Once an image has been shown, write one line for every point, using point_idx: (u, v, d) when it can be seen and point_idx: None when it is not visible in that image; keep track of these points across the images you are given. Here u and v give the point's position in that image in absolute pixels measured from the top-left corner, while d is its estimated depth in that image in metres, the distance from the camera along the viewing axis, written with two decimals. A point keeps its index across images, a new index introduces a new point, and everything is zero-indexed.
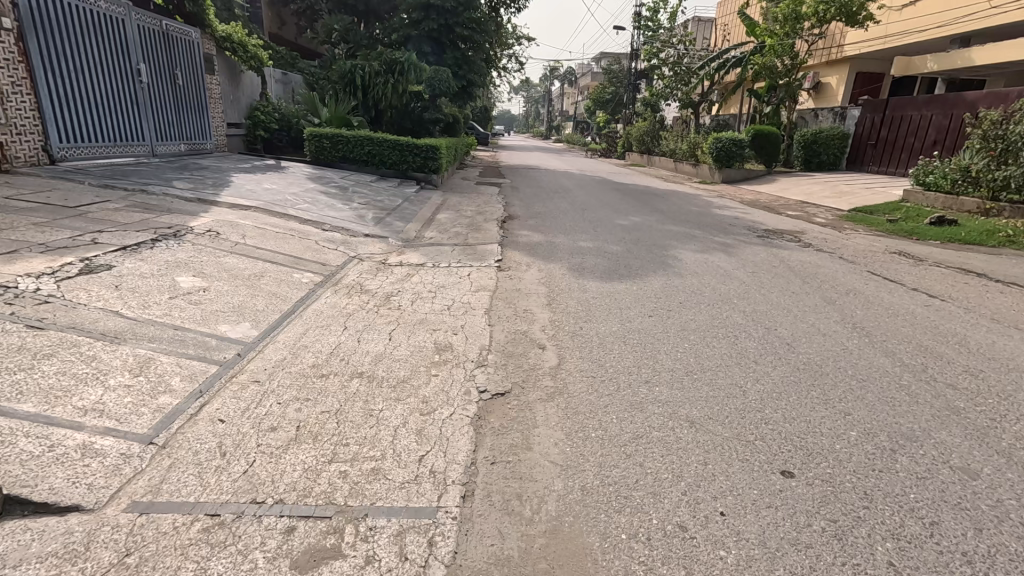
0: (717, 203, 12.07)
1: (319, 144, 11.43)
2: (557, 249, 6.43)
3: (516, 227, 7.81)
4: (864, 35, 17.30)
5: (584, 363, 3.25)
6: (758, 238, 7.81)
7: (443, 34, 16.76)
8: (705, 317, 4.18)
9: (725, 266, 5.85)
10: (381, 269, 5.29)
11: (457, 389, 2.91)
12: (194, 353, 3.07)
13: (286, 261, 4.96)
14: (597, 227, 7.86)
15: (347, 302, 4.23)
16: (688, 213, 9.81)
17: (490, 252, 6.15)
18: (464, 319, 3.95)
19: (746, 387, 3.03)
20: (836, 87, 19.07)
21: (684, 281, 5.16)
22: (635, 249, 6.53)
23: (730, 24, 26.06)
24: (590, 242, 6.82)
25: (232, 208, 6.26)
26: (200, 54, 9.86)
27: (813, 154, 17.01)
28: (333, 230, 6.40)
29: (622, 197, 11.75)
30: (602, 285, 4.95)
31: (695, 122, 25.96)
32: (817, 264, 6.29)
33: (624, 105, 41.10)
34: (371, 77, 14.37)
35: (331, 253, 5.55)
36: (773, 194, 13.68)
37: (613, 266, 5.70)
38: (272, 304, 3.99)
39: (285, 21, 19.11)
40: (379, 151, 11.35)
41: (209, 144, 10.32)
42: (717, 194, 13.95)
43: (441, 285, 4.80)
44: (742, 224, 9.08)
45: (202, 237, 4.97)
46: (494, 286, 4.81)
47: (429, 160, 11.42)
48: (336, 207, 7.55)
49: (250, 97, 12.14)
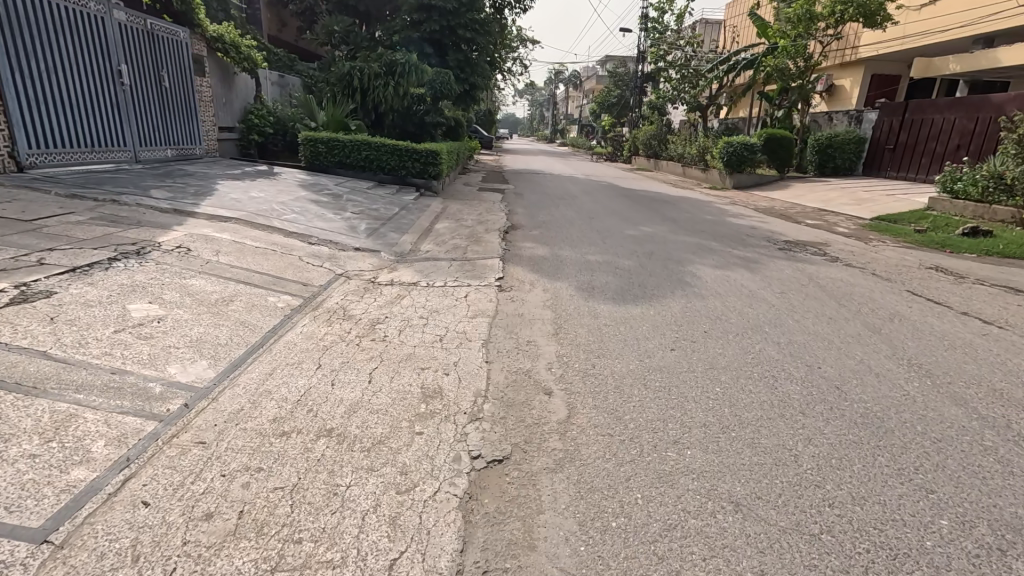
0: (731, 211, 11.52)
1: (315, 149, 10.96)
2: (563, 264, 5.91)
3: (519, 238, 7.28)
4: (881, 36, 16.72)
5: (599, 417, 2.72)
6: (780, 250, 7.26)
7: (446, 36, 16.30)
8: (735, 351, 3.63)
9: (749, 285, 5.30)
10: (370, 289, 4.79)
11: (445, 455, 2.38)
12: (129, 407, 2.54)
13: (263, 281, 4.47)
14: (605, 238, 7.33)
15: (326, 333, 3.72)
16: (702, 223, 9.26)
17: (490, 268, 5.63)
18: (458, 355, 3.42)
19: (798, 450, 2.49)
20: (851, 90, 18.50)
21: (706, 303, 4.62)
22: (648, 264, 5.98)
23: (739, 25, 25.53)
24: (599, 256, 6.29)
25: (211, 219, 5.79)
26: (187, 55, 9.42)
27: (828, 158, 16.38)
28: (320, 243, 5.91)
29: (630, 205, 11.22)
30: (615, 309, 4.42)
31: (703, 125, 25.42)
32: (849, 280, 5.73)
33: (630, 109, 40.61)
34: (371, 80, 13.92)
35: (316, 271, 5.06)
36: (788, 201, 13.11)
37: (625, 284, 5.17)
38: (239, 336, 3.48)
39: (285, 23, 18.73)
40: (377, 156, 10.87)
41: (198, 149, 9.87)
42: (729, 201, 13.40)
43: (434, 309, 4.28)
44: (760, 233, 8.53)
45: (170, 254, 4.48)
46: (493, 311, 4.28)
47: (429, 166, 10.92)
48: (326, 217, 7.07)
49: (244, 100, 11.70)
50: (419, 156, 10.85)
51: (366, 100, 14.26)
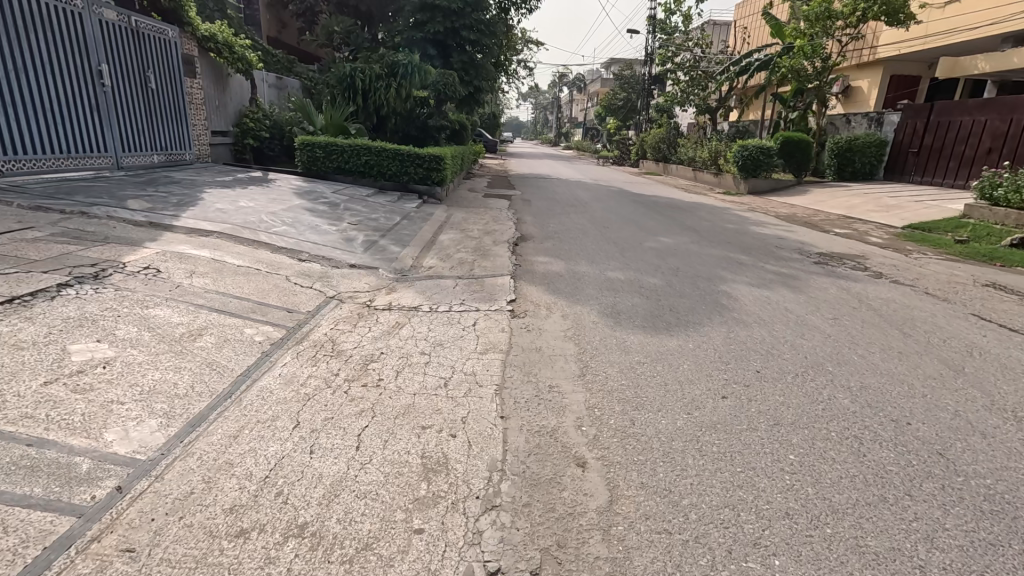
0: (751, 218, 10.88)
1: (312, 154, 10.39)
2: (580, 282, 5.33)
3: (531, 251, 6.69)
4: (902, 35, 16.10)
5: (650, 505, 2.11)
6: (815, 264, 6.64)
7: (450, 37, 15.75)
8: (800, 400, 3.01)
9: (794, 308, 4.68)
10: (364, 316, 4.19)
11: (453, 570, 1.77)
12: (40, 497, 1.95)
13: (241, 308, 3.88)
14: (623, 251, 6.74)
15: (309, 376, 3.12)
16: (724, 232, 8.65)
17: (501, 287, 5.04)
18: (468, 407, 2.82)
19: (922, 560, 1.87)
20: (869, 91, 17.85)
21: (750, 333, 4.01)
22: (675, 282, 5.39)
23: (750, 26, 24.90)
24: (620, 273, 5.70)
25: (190, 233, 5.22)
26: (177, 54, 8.88)
27: (847, 161, 15.72)
28: (312, 260, 5.33)
29: (645, 212, 10.60)
30: (647, 341, 3.81)
31: (713, 128, 24.79)
32: (902, 301, 5.12)
33: (636, 112, 39.94)
34: (372, 81, 13.39)
35: (303, 294, 4.47)
36: (809, 208, 12.46)
37: (654, 308, 4.57)
38: (202, 383, 2.88)
39: (285, 24, 18.24)
40: (377, 161, 10.30)
41: (188, 154, 9.34)
42: (747, 207, 12.77)
43: (437, 342, 3.68)
44: (789, 244, 7.90)
45: (136, 278, 3.91)
46: (507, 344, 3.68)
47: (432, 171, 10.34)
48: (321, 229, 6.49)
49: (238, 102, 11.17)
50: (422, 161, 10.26)
51: (367, 103, 13.72)
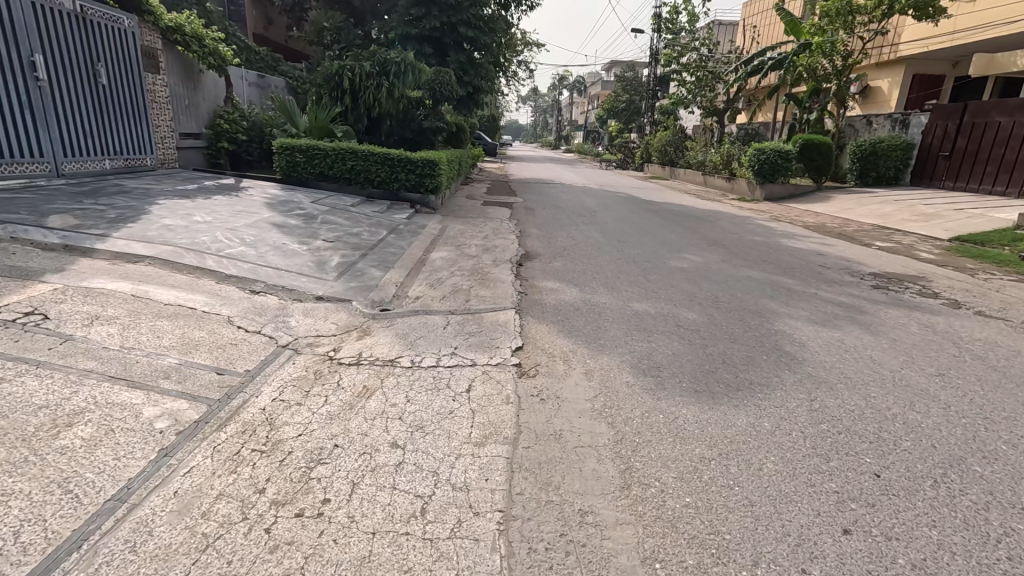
0: (778, 228, 9.87)
1: (292, 158, 9.37)
2: (601, 317, 4.32)
3: (538, 274, 5.66)
4: (926, 32, 15.16)
5: None
6: (874, 288, 5.61)
7: (446, 33, 14.73)
8: (966, 539, 1.97)
9: (881, 357, 3.64)
10: (321, 378, 3.14)
11: None
12: None
13: (146, 372, 2.84)
14: (646, 274, 5.73)
15: (218, 499, 2.07)
16: (755, 247, 7.64)
17: (503, 327, 4.01)
18: (454, 567, 1.77)
19: None
20: (890, 92, 16.92)
21: (841, 402, 2.98)
22: (719, 318, 4.36)
23: (759, 25, 23.94)
24: (649, 304, 4.67)
25: (115, 259, 4.19)
26: (134, 46, 7.88)
27: (870, 164, 14.80)
28: (269, 292, 4.30)
29: (662, 222, 9.60)
30: (707, 420, 2.77)
31: (721, 131, 23.84)
32: (1007, 342, 4.09)
33: (639, 115, 38.96)
34: (362, 80, 12.40)
35: (245, 342, 3.43)
36: (836, 216, 11.43)
37: (701, 358, 3.54)
38: (36, 527, 1.83)
39: (272, 21, 17.24)
40: (364, 167, 9.28)
41: (150, 159, 8.32)
42: (768, 216, 11.75)
43: (417, 426, 2.64)
44: (833, 261, 6.89)
45: (5, 331, 2.88)
46: (514, 428, 2.64)
47: (425, 177, 9.30)
48: (288, 248, 5.45)
49: (212, 102, 10.15)
50: (414, 166, 9.24)
51: (356, 104, 12.70)
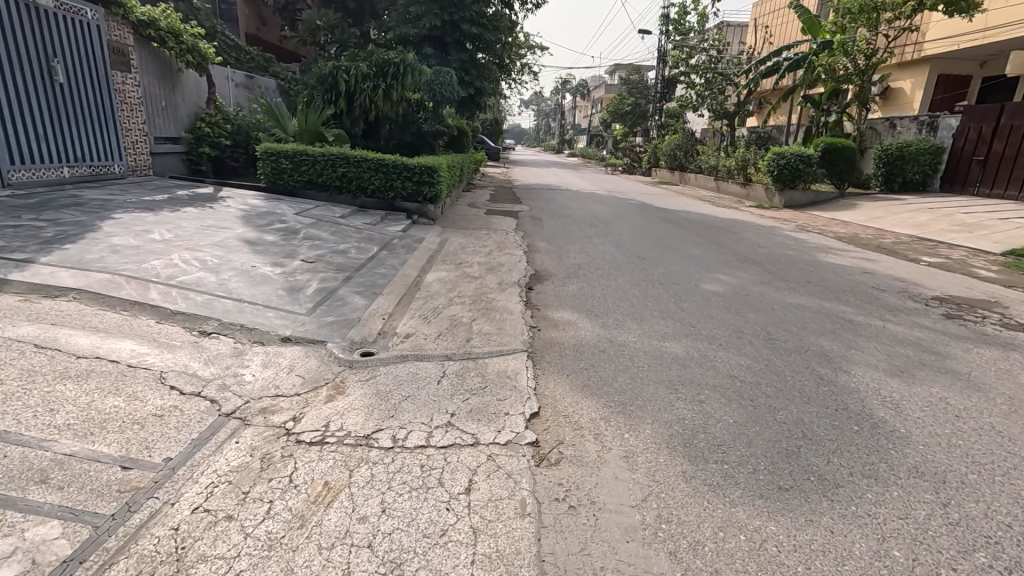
0: (808, 240, 9.03)
1: (277, 165, 8.59)
2: (633, 364, 3.50)
3: (551, 301, 4.84)
4: (955, 28, 14.37)
5: None
6: (946, 318, 4.76)
7: (448, 32, 13.99)
8: None
9: (1005, 426, 2.80)
10: (269, 470, 2.31)
11: None
12: None
13: (11, 474, 2.02)
14: (676, 301, 4.92)
15: None
16: (792, 263, 6.81)
17: (513, 382, 3.19)
18: None
19: None
20: (913, 93, 16.13)
21: (986, 510, 2.14)
22: (779, 365, 3.53)
23: (771, 25, 23.15)
24: (689, 344, 3.85)
25: (30, 294, 3.38)
26: (99, 41, 7.17)
27: (897, 170, 14.05)
28: (222, 333, 3.47)
29: (681, 233, 8.78)
30: (809, 548, 1.94)
31: (731, 135, 23.02)
32: None
33: (644, 119, 38.01)
34: (357, 81, 11.65)
35: (172, 411, 2.60)
36: (867, 226, 10.60)
37: (771, 430, 2.71)
38: None
39: (265, 20, 16.51)
40: (356, 174, 8.48)
41: (117, 166, 7.56)
42: (793, 225, 10.91)
43: (393, 567, 1.80)
44: (884, 281, 6.05)
45: None
46: (535, 568, 1.82)
47: (423, 185, 8.49)
48: (257, 271, 4.63)
49: (193, 103, 9.38)
50: (411, 173, 8.44)
51: (351, 106, 11.94)
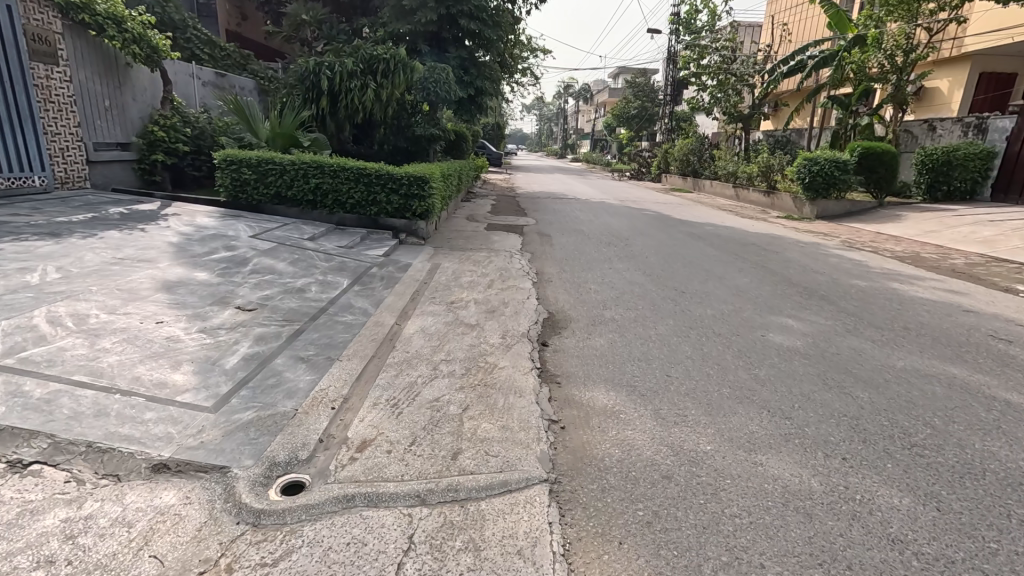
0: (866, 262, 7.65)
1: (240, 175, 7.28)
2: (725, 513, 2.14)
3: (576, 369, 3.49)
4: (1001, 22, 13.07)
5: None
6: None
7: (445, 27, 12.69)
8: None
9: None
10: None
11: None
12: None
13: None
14: (748, 368, 3.56)
15: None
16: (867, 298, 5.45)
17: (530, 570, 1.82)
18: None
19: None
20: (952, 92, 14.79)
21: None
22: (961, 510, 2.18)
23: (789, 22, 21.80)
24: (799, 461, 2.49)
25: None
26: (11, 27, 5.93)
27: (942, 177, 12.65)
28: (45, 466, 2.11)
29: (717, 255, 7.44)
30: None
31: (747, 139, 21.68)
32: None
33: (650, 123, 36.49)
34: (341, 80, 10.33)
35: None
36: (925, 243, 9.23)
37: None
38: None
39: (248, 17, 15.23)
40: (332, 186, 7.16)
41: (39, 178, 6.37)
42: (839, 241, 9.52)
43: None
44: (1000, 326, 4.68)
45: None
46: None
47: (411, 199, 7.14)
48: (159, 331, 3.29)
49: (147, 104, 8.07)
50: (398, 185, 7.09)
51: (335, 108, 10.63)
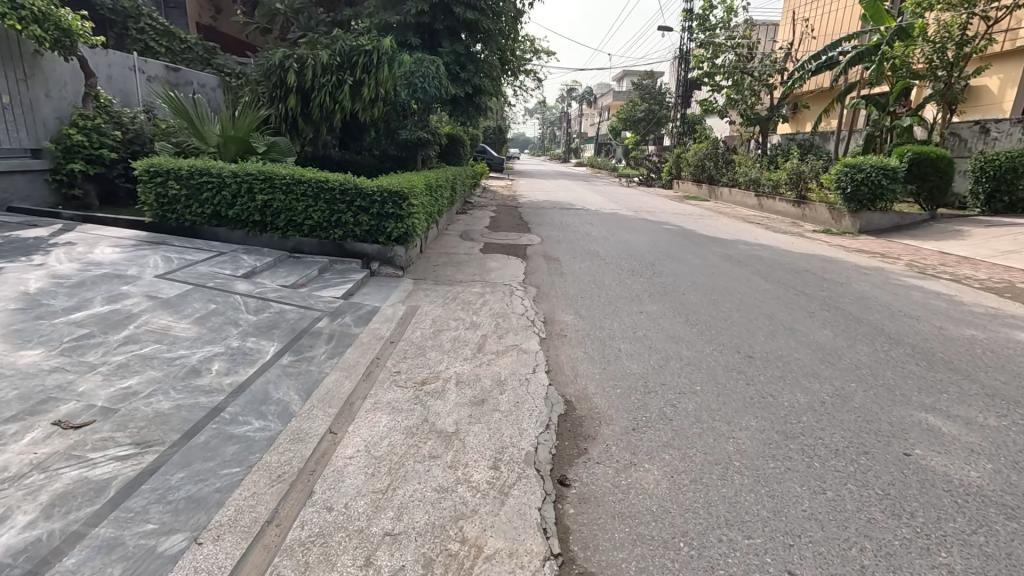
0: (959, 297, 6.05)
1: (169, 189, 5.78)
2: None
3: (625, 558, 1.95)
4: None
5: None
6: None
7: (437, 18, 11.22)
8: None
9: None
10: None
11: None
12: None
13: None
14: (926, 550, 2.01)
15: None
16: (1008, 364, 3.89)
17: None
18: None
19: None
20: (1004, 92, 13.22)
21: None
22: None
23: (812, 18, 20.22)
24: None
25: None
26: None
27: (1004, 185, 11.10)
28: None
29: (771, 289, 5.89)
30: None
31: (767, 142, 20.10)
32: None
33: (659, 126, 34.78)
34: (315, 76, 8.83)
35: None
36: (1011, 268, 7.66)
37: None
38: None
39: (221, 11, 13.78)
40: (284, 204, 5.64)
41: None
42: (906, 265, 7.93)
43: None
44: None
45: None
46: None
47: (384, 219, 5.60)
48: None
49: (66, 100, 6.57)
50: (367, 202, 5.56)
51: (308, 108, 9.13)
